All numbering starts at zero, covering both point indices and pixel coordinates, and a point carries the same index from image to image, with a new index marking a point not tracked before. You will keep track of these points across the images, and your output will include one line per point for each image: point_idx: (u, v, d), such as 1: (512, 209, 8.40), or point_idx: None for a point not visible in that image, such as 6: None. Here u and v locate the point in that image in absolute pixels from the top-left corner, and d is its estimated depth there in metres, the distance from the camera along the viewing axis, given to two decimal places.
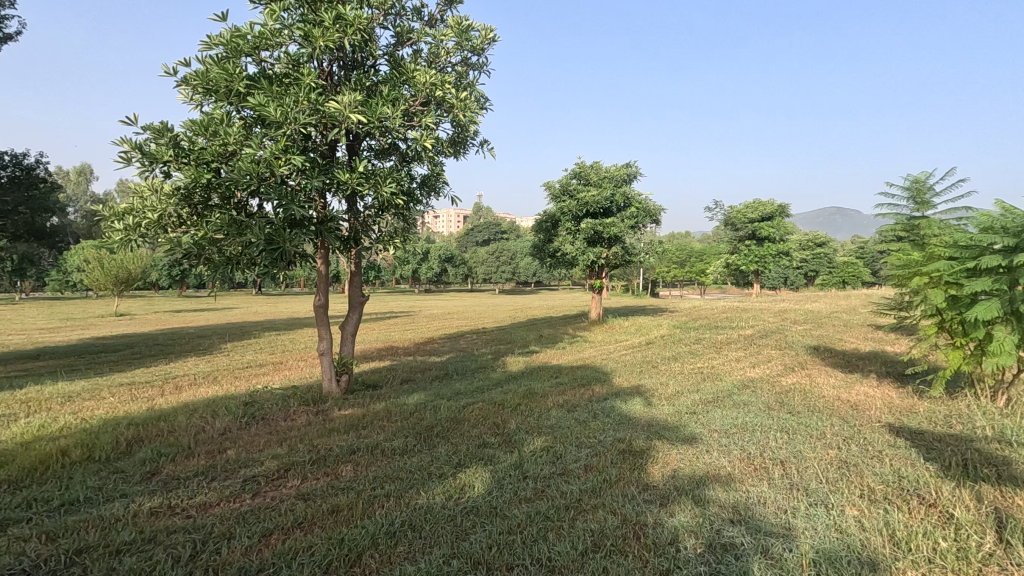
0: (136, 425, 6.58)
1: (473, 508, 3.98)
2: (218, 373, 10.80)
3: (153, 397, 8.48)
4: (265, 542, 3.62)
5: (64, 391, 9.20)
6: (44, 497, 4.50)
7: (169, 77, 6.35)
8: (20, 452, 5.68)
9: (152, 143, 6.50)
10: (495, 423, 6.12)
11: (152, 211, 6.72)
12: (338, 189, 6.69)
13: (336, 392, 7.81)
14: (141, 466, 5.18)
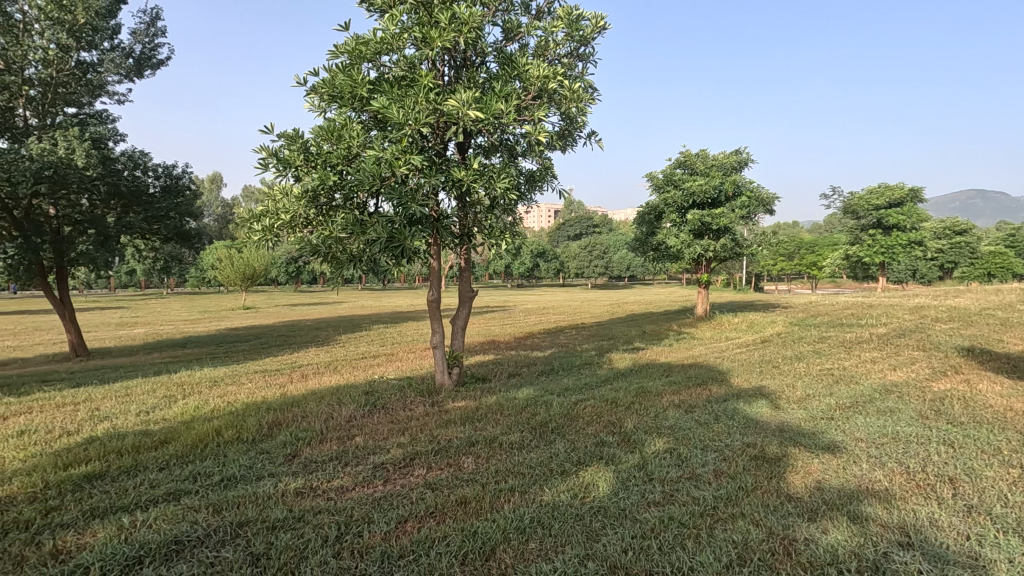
0: (274, 410, 7.17)
1: (601, 508, 3.88)
2: (338, 363, 11.59)
3: (284, 384, 9.24)
4: (403, 528, 3.76)
5: (209, 377, 10.28)
6: (207, 471, 5.03)
7: (301, 86, 6.80)
8: (182, 430, 6.40)
9: (286, 149, 7.04)
10: (610, 421, 5.97)
11: (285, 213, 7.28)
12: (453, 186, 6.84)
13: (448, 384, 8.03)
14: (283, 448, 5.62)
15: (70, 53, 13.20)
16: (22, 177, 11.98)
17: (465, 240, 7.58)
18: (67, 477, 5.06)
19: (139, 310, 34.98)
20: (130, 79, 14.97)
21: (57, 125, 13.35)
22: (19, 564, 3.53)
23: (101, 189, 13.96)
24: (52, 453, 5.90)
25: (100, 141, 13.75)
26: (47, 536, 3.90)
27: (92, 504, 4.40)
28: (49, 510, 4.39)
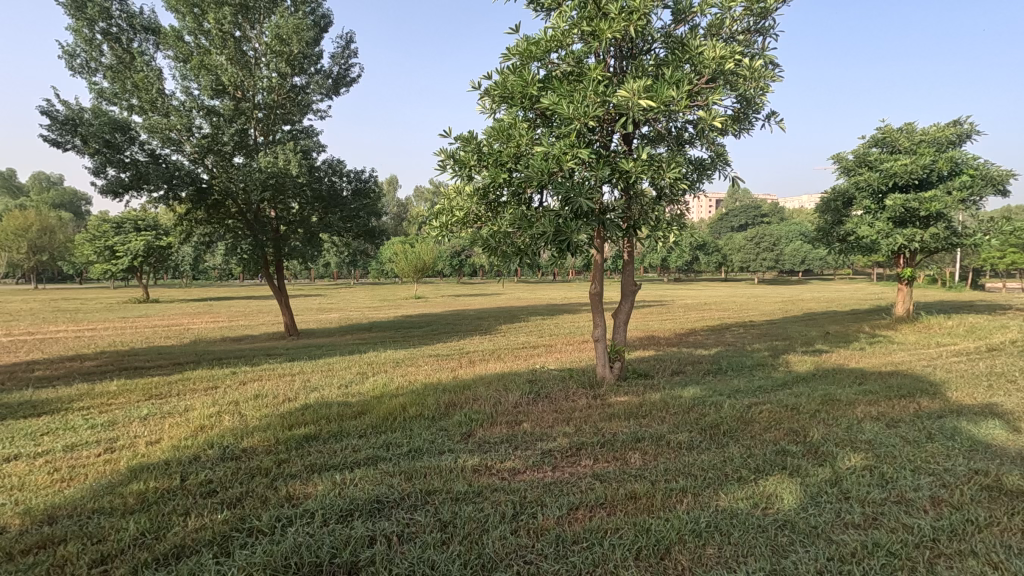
0: (449, 391, 7.80)
1: (787, 522, 3.57)
2: (501, 351, 12.22)
3: (455, 368, 10.02)
4: (574, 515, 3.85)
5: (392, 358, 11.56)
6: (397, 442, 5.66)
7: (474, 91, 7.25)
8: (375, 404, 7.28)
9: (461, 150, 7.57)
10: (792, 429, 5.45)
11: (460, 210, 7.85)
12: (620, 179, 6.77)
13: (609, 377, 8.01)
14: (459, 427, 6.09)
15: (287, 79, 15.69)
16: (254, 185, 14.63)
17: (630, 232, 7.48)
18: (292, 435, 6.08)
19: (333, 298, 40.60)
20: (330, 97, 17.26)
21: (277, 141, 15.99)
22: (265, 502, 4.34)
23: (309, 194, 16.43)
24: (279, 415, 7.13)
25: (308, 153, 16.13)
26: (282, 482, 4.73)
27: (312, 460, 5.23)
28: (281, 462, 5.32)
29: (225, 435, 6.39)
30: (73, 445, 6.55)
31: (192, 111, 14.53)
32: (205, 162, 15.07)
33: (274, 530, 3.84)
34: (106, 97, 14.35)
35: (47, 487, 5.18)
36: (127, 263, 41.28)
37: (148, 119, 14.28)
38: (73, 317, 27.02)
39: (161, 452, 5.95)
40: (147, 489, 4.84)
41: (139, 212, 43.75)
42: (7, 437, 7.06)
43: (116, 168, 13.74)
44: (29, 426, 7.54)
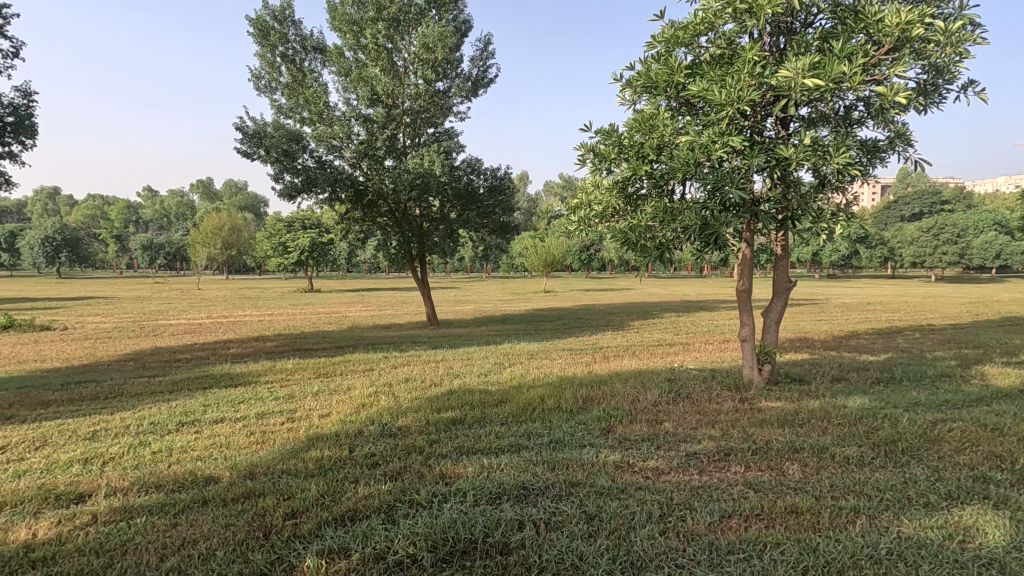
0: (585, 385, 7.82)
1: (994, 561, 3.07)
2: (635, 347, 11.95)
3: (589, 363, 10.01)
4: (727, 523, 3.66)
5: (527, 350, 11.86)
6: (537, 432, 5.80)
7: (616, 82, 7.15)
8: (514, 394, 7.52)
9: (602, 144, 7.50)
10: (994, 453, 4.64)
11: (599, 204, 7.80)
12: (777, 166, 6.24)
13: (757, 380, 7.46)
14: (599, 422, 6.09)
15: (432, 85, 16.74)
16: (403, 186, 15.85)
17: (787, 223, 6.88)
18: (441, 418, 6.51)
19: (468, 291, 42.70)
20: (469, 99, 18.06)
21: (422, 143, 17.12)
22: (421, 478, 4.70)
23: (451, 193, 17.39)
24: (427, 398, 7.67)
25: (450, 153, 17.05)
26: (435, 461, 5.09)
27: (460, 443, 5.57)
28: (433, 442, 5.74)
29: (383, 413, 7.04)
30: (263, 413, 7.67)
31: (351, 119, 16.11)
32: (361, 166, 16.64)
33: (431, 505, 4.16)
34: (284, 112, 16.45)
35: (247, 447, 6.12)
36: (296, 258, 47.12)
37: (316, 129, 16.12)
38: (257, 303, 31.57)
39: (331, 425, 6.72)
40: (323, 456, 5.51)
41: (306, 213, 49.69)
42: (215, 402, 8.46)
43: (292, 174, 15.73)
44: (229, 395, 8.96)
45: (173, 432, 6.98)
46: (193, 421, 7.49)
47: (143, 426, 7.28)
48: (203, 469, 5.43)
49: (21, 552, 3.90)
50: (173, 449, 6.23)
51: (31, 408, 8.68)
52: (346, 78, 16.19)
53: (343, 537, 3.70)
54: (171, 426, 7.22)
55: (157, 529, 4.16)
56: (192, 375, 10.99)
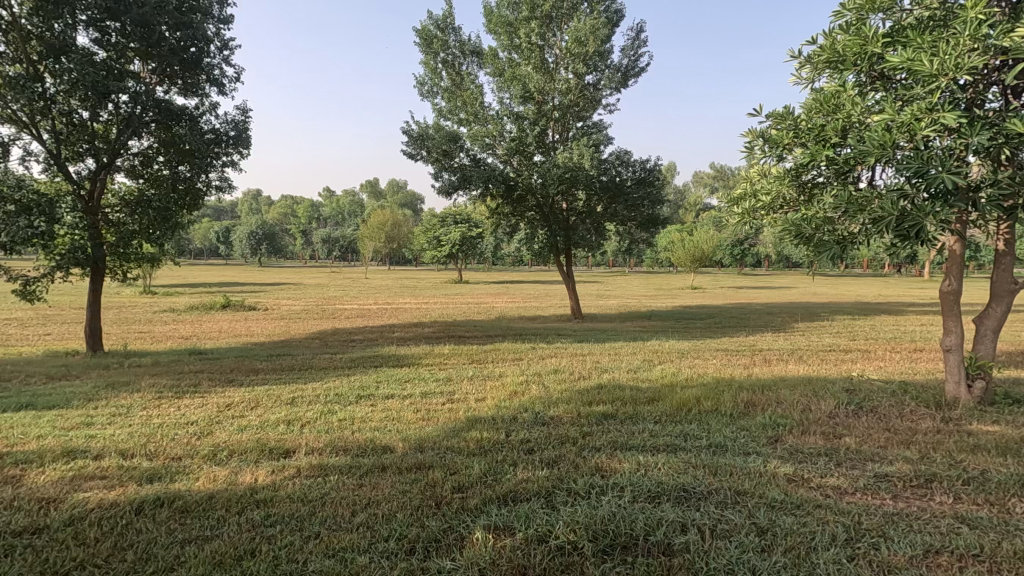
0: (746, 389, 7.30)
1: None
2: (802, 351, 10.86)
3: (748, 365, 9.33)
4: (934, 560, 3.18)
5: (677, 348, 11.39)
6: (695, 434, 5.55)
7: (791, 60, 6.53)
8: (666, 392, 7.28)
9: (773, 129, 6.90)
10: None
11: (767, 194, 7.19)
12: (1005, 145, 5.22)
13: (965, 399, 6.35)
14: (764, 429, 5.65)
15: (582, 79, 16.72)
16: (553, 180, 16.05)
17: (1016, 213, 5.73)
18: (592, 411, 6.54)
19: (610, 286, 42.23)
20: (619, 90, 17.78)
21: (571, 137, 17.22)
22: (577, 468, 4.77)
23: (599, 186, 17.28)
24: (577, 391, 7.74)
25: (598, 147, 16.91)
26: (590, 453, 5.13)
27: (613, 438, 5.54)
28: (586, 433, 5.79)
29: (535, 401, 7.27)
30: (426, 393, 8.36)
31: (504, 118, 16.76)
32: (512, 162, 17.23)
33: (589, 496, 4.21)
34: (444, 114, 17.63)
35: (414, 422, 6.71)
36: (448, 251, 50.40)
37: (471, 129, 17.07)
38: (415, 292, 34.39)
39: (487, 409, 7.11)
40: (483, 437, 5.84)
41: (458, 208, 52.97)
42: (385, 380, 9.41)
43: (449, 172, 16.87)
44: (396, 374, 9.91)
45: (353, 404, 7.91)
46: (369, 395, 8.42)
47: (330, 396, 8.38)
48: (381, 439, 6.08)
49: (249, 492, 4.72)
50: (355, 418, 7.08)
51: (246, 374, 10.45)
52: (501, 78, 16.86)
53: (507, 516, 3.90)
54: (352, 398, 8.20)
55: (347, 487, 4.75)
56: (365, 354, 12.36)
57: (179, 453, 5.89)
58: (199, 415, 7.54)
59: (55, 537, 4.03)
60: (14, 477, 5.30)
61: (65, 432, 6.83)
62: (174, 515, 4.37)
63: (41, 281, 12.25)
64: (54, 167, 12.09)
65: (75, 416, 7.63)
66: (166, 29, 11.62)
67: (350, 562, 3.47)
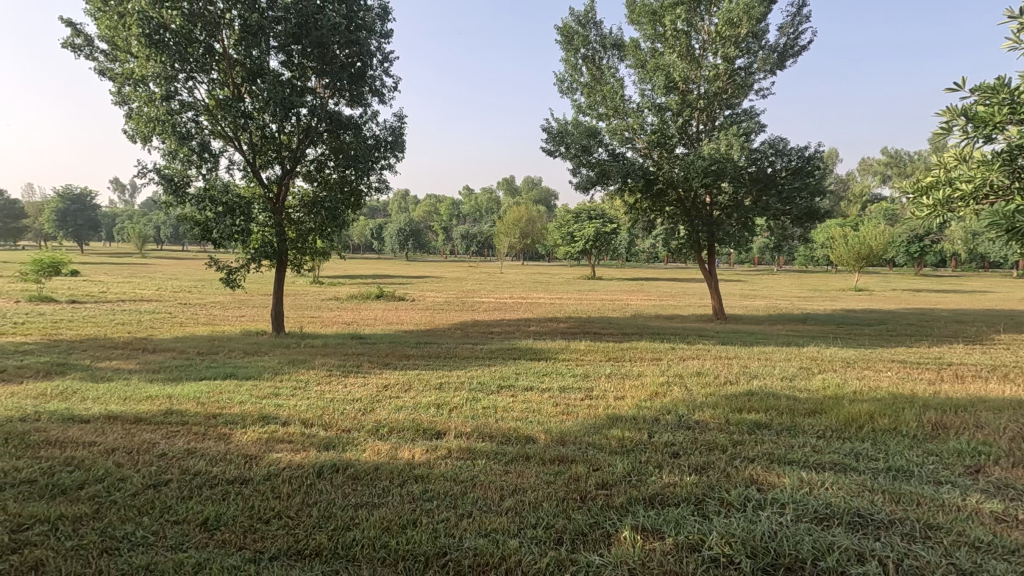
0: (933, 408, 6.33)
1: None
2: (1007, 368, 9.13)
3: (933, 381, 8.07)
4: None
5: (840, 357, 10.23)
6: (869, 455, 4.94)
7: (1009, 21, 5.47)
8: (831, 405, 6.57)
9: (979, 105, 5.85)
10: None
11: (967, 182, 6.13)
12: None
13: None
14: (960, 457, 4.85)
15: (732, 63, 15.61)
16: (696, 173, 15.18)
17: None
18: (743, 419, 6.13)
19: (756, 284, 39.04)
20: (774, 73, 16.34)
21: (718, 126, 16.16)
22: (729, 478, 4.51)
23: (748, 179, 16.03)
24: (725, 396, 7.29)
25: (749, 136, 15.66)
26: (743, 464, 4.81)
27: (769, 449, 5.14)
28: (737, 442, 5.44)
29: (678, 404, 7.00)
30: (564, 387, 8.46)
31: (645, 110, 16.24)
32: (653, 156, 16.67)
33: (745, 509, 3.95)
34: (583, 110, 17.59)
35: (555, 416, 6.82)
36: (581, 247, 50.34)
37: (610, 124, 16.81)
38: (549, 287, 34.89)
39: (627, 408, 7.00)
40: (625, 437, 5.76)
41: (592, 204, 52.70)
42: (524, 372, 9.70)
43: (587, 168, 16.81)
44: (534, 367, 10.16)
45: (495, 393, 8.27)
46: (509, 385, 8.75)
47: (474, 384, 8.86)
48: (523, 429, 6.27)
49: (408, 467, 5.16)
50: (498, 407, 7.39)
51: (399, 359, 11.43)
52: (643, 70, 16.38)
53: (655, 519, 3.82)
54: (494, 387, 8.59)
55: (495, 472, 4.97)
56: (503, 346, 12.86)
57: (347, 426, 6.62)
58: (362, 393, 8.40)
59: (258, 488, 4.76)
60: (226, 434, 6.36)
61: (260, 400, 8.05)
62: (348, 481, 4.92)
63: (240, 271, 14.47)
64: (251, 175, 14.25)
65: (266, 387, 8.94)
66: (338, 49, 13.08)
67: (501, 544, 3.63)
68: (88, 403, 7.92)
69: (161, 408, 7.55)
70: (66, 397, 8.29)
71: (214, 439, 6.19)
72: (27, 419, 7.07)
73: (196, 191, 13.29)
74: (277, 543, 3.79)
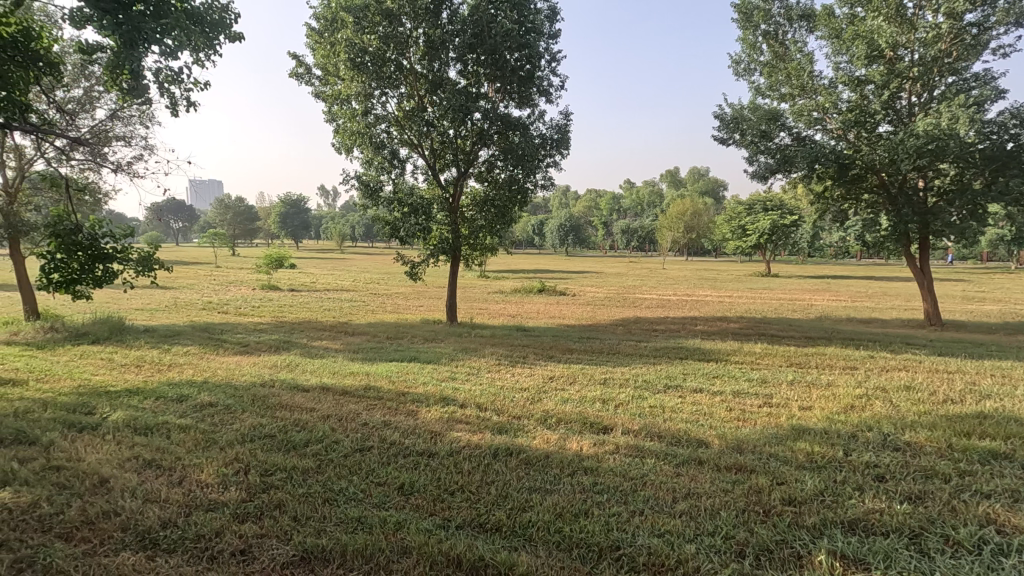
0: None
1: None
2: None
3: None
4: None
5: None
6: None
7: None
8: None
9: None
10: None
11: None
12: None
13: None
14: None
15: (960, 20, 13.01)
16: (906, 154, 12.95)
17: None
18: (972, 446, 5.13)
19: (987, 285, 32.10)
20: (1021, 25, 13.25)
21: (939, 97, 13.60)
22: (955, 513, 3.83)
23: (977, 158, 13.19)
24: (945, 417, 6.16)
25: (982, 105, 12.91)
26: (973, 498, 4.05)
27: (1012, 485, 4.24)
28: (964, 472, 4.59)
29: (881, 421, 6.10)
30: (739, 392, 7.90)
31: (840, 86, 14.33)
32: (848, 137, 14.65)
33: (979, 552, 3.34)
34: (762, 92, 16.13)
35: (729, 421, 6.42)
36: (755, 241, 46.39)
37: (796, 104, 15.17)
38: (718, 284, 32.71)
39: (816, 419, 6.30)
40: (815, 451, 5.20)
41: (769, 195, 48.23)
42: (692, 372, 9.28)
43: (766, 154, 15.40)
44: (704, 368, 9.63)
45: (662, 392, 8.04)
46: (677, 385, 8.44)
47: (639, 381, 8.72)
48: (695, 432, 6.00)
49: (577, 458, 5.27)
50: (665, 406, 7.18)
51: (562, 352, 11.71)
52: (838, 41, 14.47)
53: (858, 547, 3.42)
54: (661, 386, 8.35)
55: (666, 473, 4.85)
56: (669, 344, 12.44)
57: (518, 413, 6.96)
58: (529, 383, 8.78)
59: (442, 461, 5.26)
60: (413, 411, 7.12)
61: (440, 382, 8.86)
62: (521, 465, 5.18)
63: (422, 265, 15.99)
64: (431, 178, 15.64)
65: (445, 371, 9.80)
66: (510, 54, 13.66)
67: (677, 547, 3.55)
68: (307, 375, 9.46)
69: (361, 384, 8.71)
70: (291, 369, 9.98)
71: (404, 415, 6.96)
72: (266, 384, 8.70)
73: (387, 194, 14.99)
74: (462, 514, 4.14)
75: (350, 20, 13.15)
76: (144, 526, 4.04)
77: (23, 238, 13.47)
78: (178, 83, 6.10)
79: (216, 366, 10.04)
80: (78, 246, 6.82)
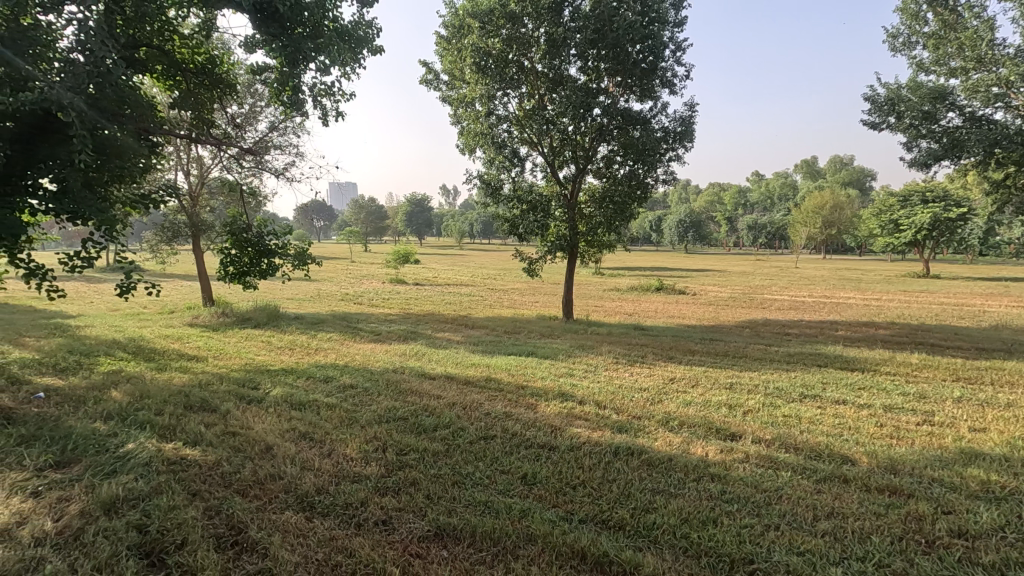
0: None
1: None
2: None
3: None
4: None
5: None
6: None
7: None
8: None
9: None
10: None
11: None
12: None
13: None
14: None
15: None
16: None
17: None
18: None
19: None
20: None
21: None
22: None
23: None
24: None
25: None
26: None
27: None
28: None
29: None
30: (892, 406, 7.06)
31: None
32: None
33: None
34: (925, 67, 14.17)
35: (879, 438, 5.77)
36: (910, 238, 41.00)
37: (969, 80, 13.12)
38: (863, 286, 29.34)
39: (992, 444, 5.44)
40: (991, 480, 4.52)
41: (929, 185, 42.30)
42: (833, 382, 8.46)
43: (929, 138, 13.52)
44: (848, 378, 8.74)
45: (797, 401, 7.44)
46: (815, 395, 7.76)
47: (770, 388, 8.14)
48: (838, 447, 5.47)
49: (703, 464, 5.06)
50: (802, 417, 6.63)
51: (684, 353, 11.28)
52: None
53: None
54: (796, 395, 7.73)
55: (804, 488, 4.50)
56: (804, 350, 11.45)
57: (638, 414, 6.83)
58: (649, 383, 8.58)
59: (563, 456, 5.32)
60: (532, 404, 7.28)
61: (558, 378, 8.96)
62: (643, 466, 5.09)
63: (539, 261, 16.23)
64: (550, 175, 15.77)
65: (562, 367, 9.89)
66: (631, 46, 13.35)
67: (820, 568, 3.30)
68: (433, 364, 10.07)
69: (482, 375, 9.08)
70: (419, 358, 10.69)
71: (524, 407, 7.15)
72: (397, 370, 9.41)
73: (506, 192, 15.39)
74: (585, 509, 4.18)
75: (475, 25, 13.68)
76: (302, 490, 4.58)
77: (203, 236, 15.78)
78: (330, 96, 6.79)
79: (354, 352, 11.06)
80: (248, 243, 7.98)
